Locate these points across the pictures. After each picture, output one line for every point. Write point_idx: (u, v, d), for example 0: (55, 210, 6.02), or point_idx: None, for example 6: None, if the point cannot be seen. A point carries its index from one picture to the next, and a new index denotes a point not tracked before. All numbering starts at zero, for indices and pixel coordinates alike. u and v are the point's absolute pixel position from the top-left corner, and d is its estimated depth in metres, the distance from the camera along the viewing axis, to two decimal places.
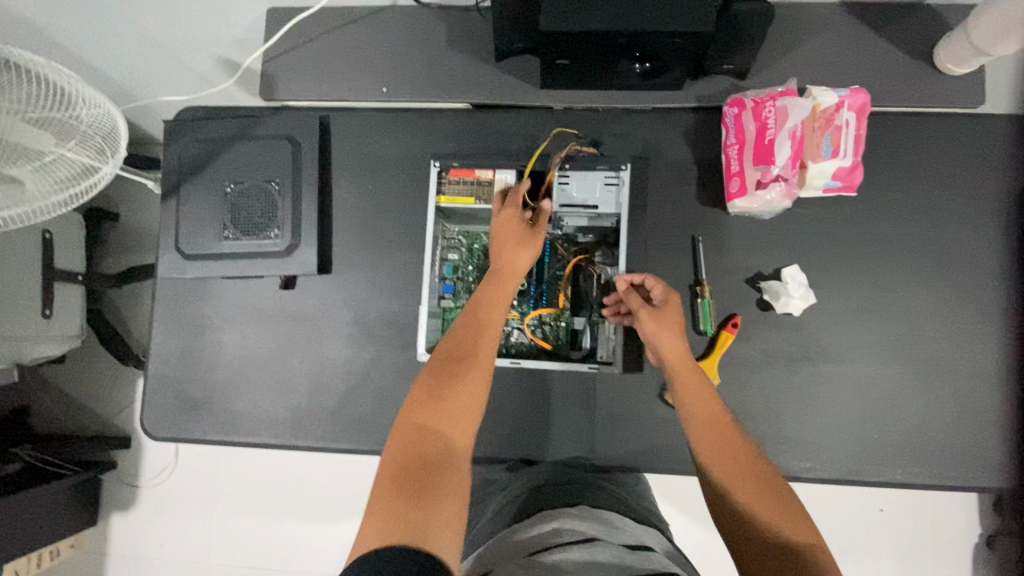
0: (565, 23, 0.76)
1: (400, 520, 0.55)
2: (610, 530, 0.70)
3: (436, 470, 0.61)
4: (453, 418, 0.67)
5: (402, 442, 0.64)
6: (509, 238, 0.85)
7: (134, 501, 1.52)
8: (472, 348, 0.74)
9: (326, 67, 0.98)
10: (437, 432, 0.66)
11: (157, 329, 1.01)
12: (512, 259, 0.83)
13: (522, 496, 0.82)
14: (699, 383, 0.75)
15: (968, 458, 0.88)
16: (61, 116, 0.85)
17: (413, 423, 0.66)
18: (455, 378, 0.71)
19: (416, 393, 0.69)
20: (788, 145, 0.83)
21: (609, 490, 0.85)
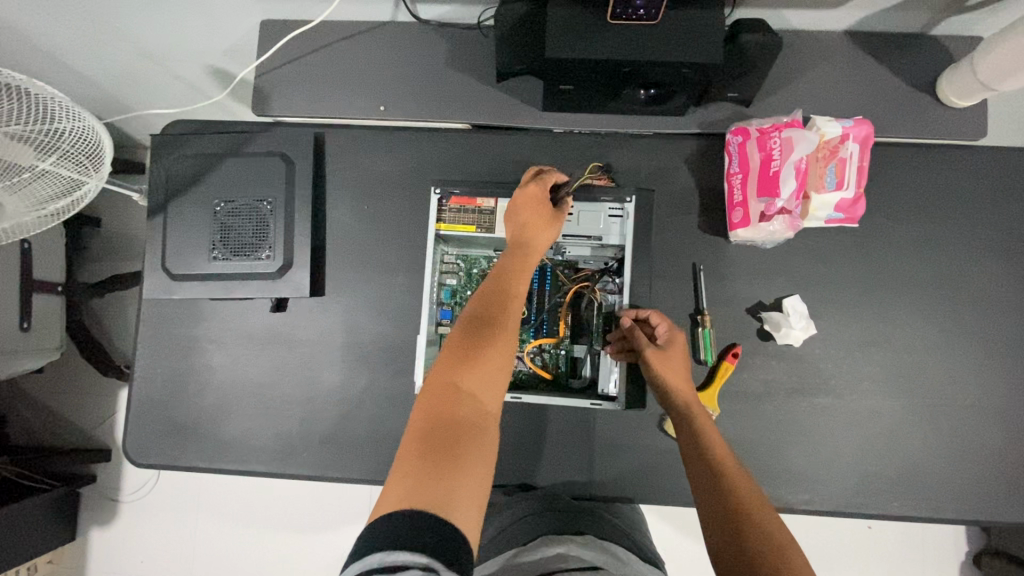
0: (571, 51, 0.74)
1: (428, 484, 0.53)
2: (611, 560, 0.67)
3: (467, 435, 0.58)
4: (483, 381, 0.64)
5: (430, 403, 0.61)
6: (536, 212, 0.81)
7: (114, 516, 1.48)
8: (500, 314, 0.70)
9: (322, 83, 0.95)
10: (467, 394, 0.62)
11: (141, 350, 0.97)
12: (537, 233, 0.80)
13: (521, 519, 0.79)
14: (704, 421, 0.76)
15: (963, 490, 0.89)
16: (42, 132, 0.81)
17: (443, 384, 0.63)
18: (487, 339, 0.67)
19: (444, 355, 0.66)
20: (793, 179, 0.84)
21: (610, 519, 0.82)
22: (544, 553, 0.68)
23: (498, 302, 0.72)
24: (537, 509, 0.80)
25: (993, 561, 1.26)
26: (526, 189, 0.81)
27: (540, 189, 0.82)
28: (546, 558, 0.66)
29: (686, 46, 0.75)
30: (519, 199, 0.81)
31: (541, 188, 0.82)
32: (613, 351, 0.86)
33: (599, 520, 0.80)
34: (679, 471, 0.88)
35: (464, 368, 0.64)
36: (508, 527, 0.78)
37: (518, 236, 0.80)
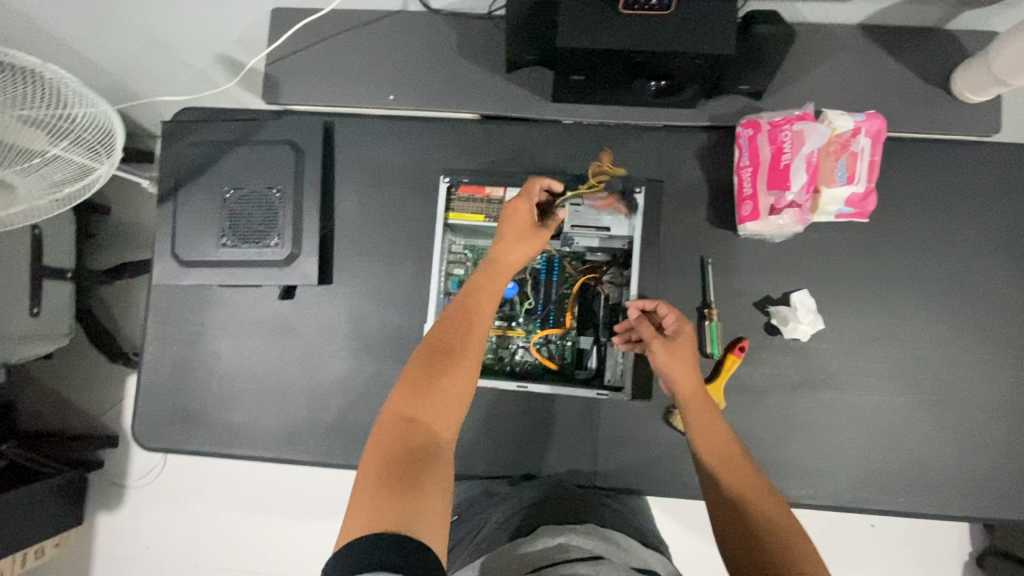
0: (583, 39, 0.73)
1: (384, 515, 0.53)
2: (613, 549, 0.67)
3: (423, 464, 0.58)
4: (440, 408, 0.64)
5: (385, 435, 0.61)
6: (513, 227, 0.78)
7: (122, 501, 1.49)
8: (461, 336, 0.70)
9: (332, 71, 0.95)
10: (421, 424, 0.62)
11: (151, 337, 0.98)
12: (512, 247, 0.77)
13: (520, 510, 0.79)
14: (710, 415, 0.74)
15: (970, 487, 0.88)
16: (55, 116, 0.81)
17: (397, 416, 0.63)
18: (444, 366, 0.67)
19: (400, 385, 0.66)
20: (804, 172, 0.83)
21: (613, 506, 0.82)
22: (547, 539, 0.67)
23: (460, 325, 0.70)
24: (533, 502, 0.80)
25: (998, 561, 1.26)
26: (513, 207, 0.79)
27: (527, 205, 0.79)
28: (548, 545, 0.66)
29: (699, 36, 0.74)
30: (505, 216, 0.79)
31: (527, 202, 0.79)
32: (621, 342, 0.85)
33: (602, 509, 0.79)
34: (685, 464, 0.89)
35: (419, 399, 0.64)
36: (511, 515, 0.78)
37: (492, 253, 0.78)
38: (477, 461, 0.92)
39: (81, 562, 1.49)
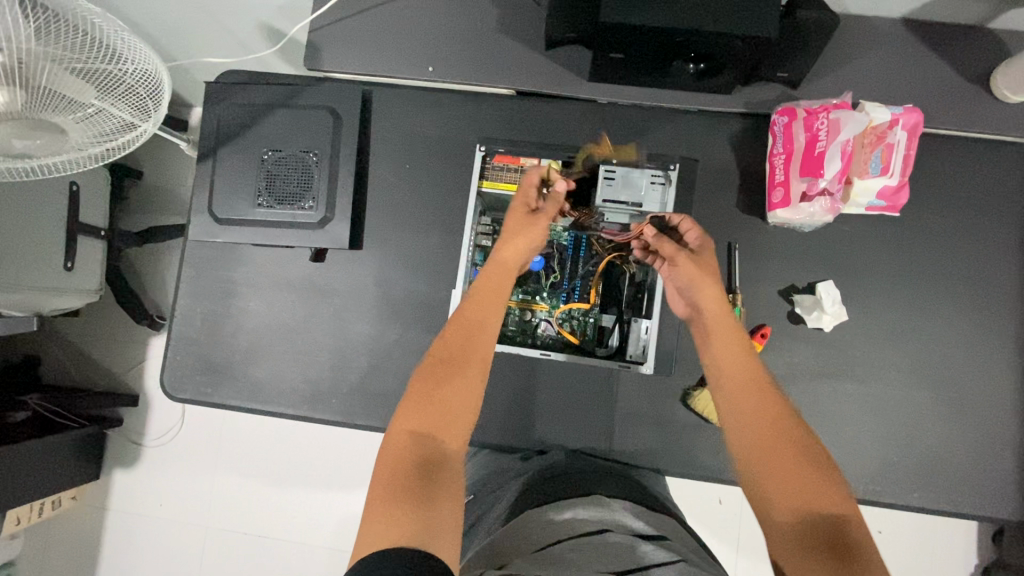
0: (625, 16, 0.74)
1: (395, 528, 0.54)
2: (629, 520, 0.67)
3: (432, 478, 0.60)
4: (446, 421, 0.66)
5: (393, 450, 0.63)
6: (510, 229, 0.81)
7: (139, 458, 1.53)
8: (466, 350, 0.71)
9: (375, 41, 0.97)
10: (428, 437, 0.64)
11: (183, 291, 1.00)
12: (510, 243, 0.80)
13: (533, 482, 0.80)
14: (733, 340, 0.72)
15: (986, 487, 0.88)
16: (109, 69, 0.82)
17: (404, 430, 0.64)
18: (448, 378, 0.68)
19: (408, 396, 0.67)
20: (838, 160, 0.84)
21: (627, 477, 0.82)
22: (557, 515, 0.68)
23: (466, 335, 0.72)
24: (543, 476, 0.80)
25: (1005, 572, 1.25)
26: (513, 205, 0.84)
27: (521, 199, 0.84)
28: (558, 520, 0.66)
29: (745, 17, 0.74)
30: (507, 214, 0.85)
31: (521, 199, 0.84)
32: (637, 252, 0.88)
33: (618, 481, 0.79)
34: (700, 445, 0.89)
35: (424, 410, 0.66)
36: (524, 489, 0.79)
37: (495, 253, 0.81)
38: (495, 432, 0.92)
39: (96, 514, 1.53)
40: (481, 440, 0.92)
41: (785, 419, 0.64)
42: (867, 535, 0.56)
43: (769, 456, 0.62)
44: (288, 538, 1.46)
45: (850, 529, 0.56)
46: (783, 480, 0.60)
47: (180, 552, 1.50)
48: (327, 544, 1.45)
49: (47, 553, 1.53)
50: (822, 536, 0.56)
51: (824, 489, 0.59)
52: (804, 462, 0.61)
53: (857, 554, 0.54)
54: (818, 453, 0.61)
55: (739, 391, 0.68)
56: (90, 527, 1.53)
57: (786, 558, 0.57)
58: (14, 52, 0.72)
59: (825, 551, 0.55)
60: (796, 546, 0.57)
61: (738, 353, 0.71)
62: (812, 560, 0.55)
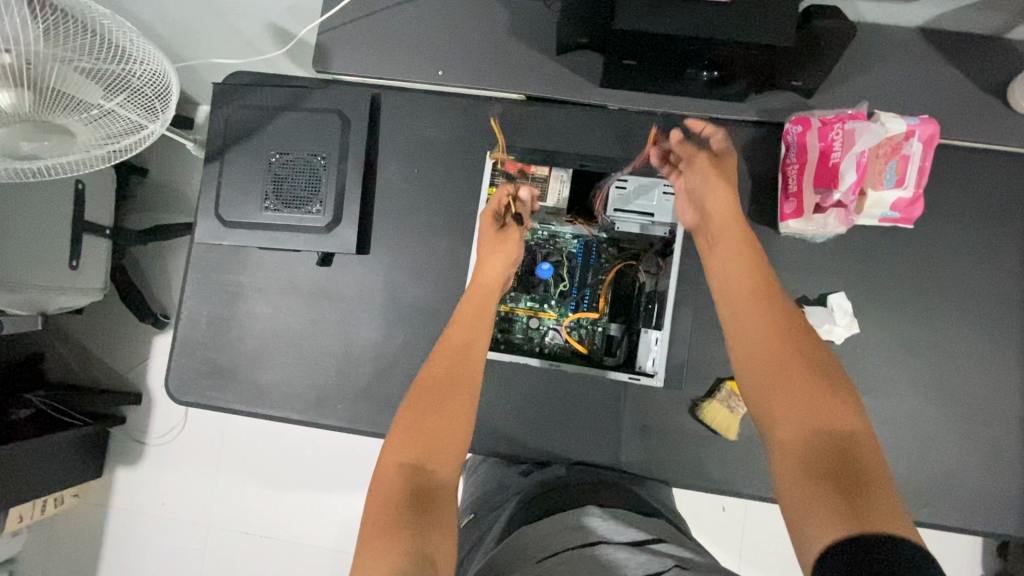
0: (640, 23, 0.73)
1: (388, 562, 0.53)
2: (623, 529, 0.65)
3: (427, 505, 0.60)
4: (437, 446, 0.66)
5: (386, 483, 0.62)
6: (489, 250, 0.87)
7: (142, 456, 1.53)
8: (455, 376, 0.73)
9: (384, 43, 0.96)
10: (420, 465, 0.64)
11: (188, 293, 1.00)
12: (490, 262, 0.86)
13: (528, 496, 0.78)
14: (739, 262, 0.76)
15: (995, 503, 0.87)
16: (116, 70, 0.81)
17: (393, 466, 0.64)
18: (437, 403, 0.70)
19: (393, 434, 0.67)
20: (853, 171, 0.82)
21: (626, 488, 0.81)
22: (555, 526, 0.67)
23: (454, 358, 0.75)
24: (537, 491, 0.79)
25: None
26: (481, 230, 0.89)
27: (488, 216, 0.90)
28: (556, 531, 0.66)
29: (761, 24, 0.73)
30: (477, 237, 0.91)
31: (488, 216, 0.89)
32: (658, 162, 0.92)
33: (620, 494, 0.78)
34: (708, 456, 0.89)
35: (415, 438, 0.66)
36: (520, 504, 0.77)
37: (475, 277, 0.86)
38: (501, 440, 0.92)
39: (99, 512, 1.53)
40: (487, 449, 0.91)
41: (799, 344, 0.66)
42: (872, 445, 0.57)
43: (777, 376, 0.64)
44: (290, 539, 1.46)
45: (853, 447, 0.57)
46: (790, 399, 0.62)
47: (181, 551, 1.49)
48: (328, 546, 1.44)
49: (49, 550, 1.53)
50: (825, 452, 0.57)
51: (833, 409, 0.60)
52: (813, 383, 0.62)
53: (859, 469, 0.55)
54: (828, 374, 0.63)
55: (744, 311, 0.71)
56: (92, 525, 1.53)
57: (784, 471, 0.58)
58: (21, 53, 0.71)
59: (827, 467, 0.56)
60: (795, 461, 0.58)
61: (744, 273, 0.74)
62: (811, 476, 0.56)
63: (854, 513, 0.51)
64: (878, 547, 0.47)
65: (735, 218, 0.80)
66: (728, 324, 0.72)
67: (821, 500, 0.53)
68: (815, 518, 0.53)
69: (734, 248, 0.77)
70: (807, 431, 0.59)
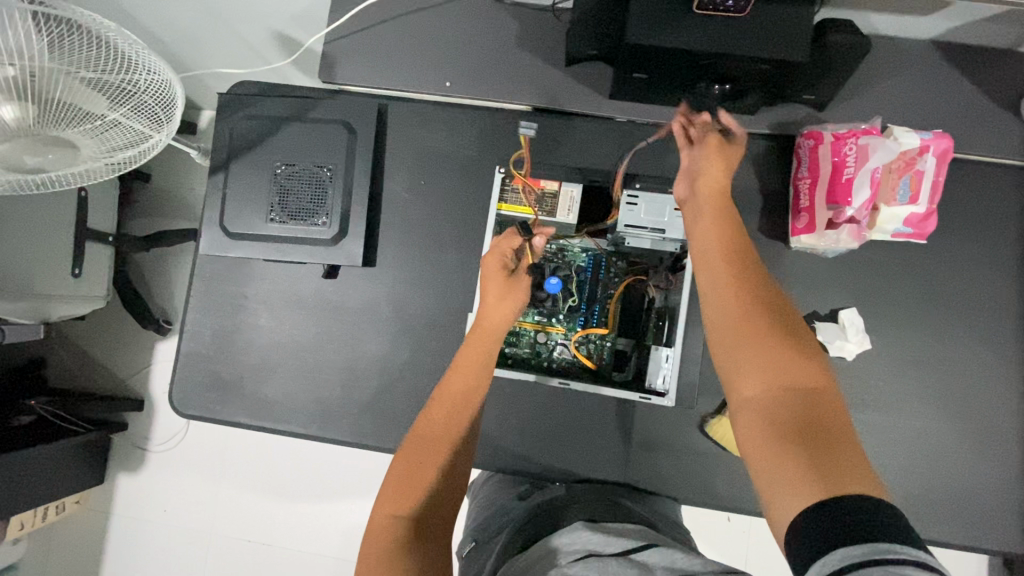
0: (652, 37, 0.72)
1: None
2: (613, 540, 0.63)
3: (418, 557, 0.58)
4: (433, 497, 0.64)
5: (378, 535, 0.60)
6: (495, 292, 0.81)
7: (143, 464, 1.52)
8: (452, 423, 0.71)
9: (391, 53, 0.95)
10: (413, 517, 0.62)
11: (193, 305, 0.99)
12: (498, 310, 0.80)
13: (526, 522, 0.76)
14: (716, 218, 0.69)
15: (1007, 522, 0.87)
16: (120, 80, 0.80)
17: (387, 514, 0.62)
18: (435, 453, 0.68)
19: (389, 479, 0.65)
20: (866, 188, 0.82)
21: (624, 504, 0.79)
22: (550, 544, 0.65)
23: (454, 406, 0.72)
24: (532, 517, 0.77)
25: None
26: (487, 267, 0.83)
27: (495, 257, 0.83)
28: (552, 547, 0.63)
29: (776, 40, 0.72)
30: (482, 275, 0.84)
31: (496, 258, 0.83)
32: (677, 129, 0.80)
33: (614, 509, 0.75)
34: (717, 472, 0.88)
35: (409, 489, 0.64)
36: (517, 531, 0.75)
37: (482, 318, 0.80)
38: (507, 456, 0.91)
39: (100, 519, 1.52)
40: (493, 464, 0.90)
41: (776, 308, 0.61)
42: (841, 412, 0.54)
43: (745, 331, 0.59)
44: (292, 547, 1.45)
45: (821, 409, 0.54)
46: (758, 357, 0.57)
47: (182, 559, 1.49)
48: (331, 556, 1.43)
49: (51, 557, 1.52)
50: (793, 414, 0.54)
51: (803, 375, 0.56)
52: (782, 338, 0.58)
53: (827, 435, 0.51)
54: (800, 341, 0.58)
55: (719, 270, 0.65)
56: (94, 532, 1.52)
57: (750, 435, 0.54)
58: (24, 66, 0.70)
59: (797, 430, 0.52)
60: (762, 424, 0.54)
61: (721, 231, 0.68)
62: (780, 440, 0.52)
63: (825, 478, 0.48)
64: (847, 510, 0.45)
65: (718, 184, 0.72)
66: (703, 282, 0.66)
67: (792, 466, 0.50)
68: (784, 491, 0.49)
69: (713, 208, 0.70)
70: (775, 391, 0.55)
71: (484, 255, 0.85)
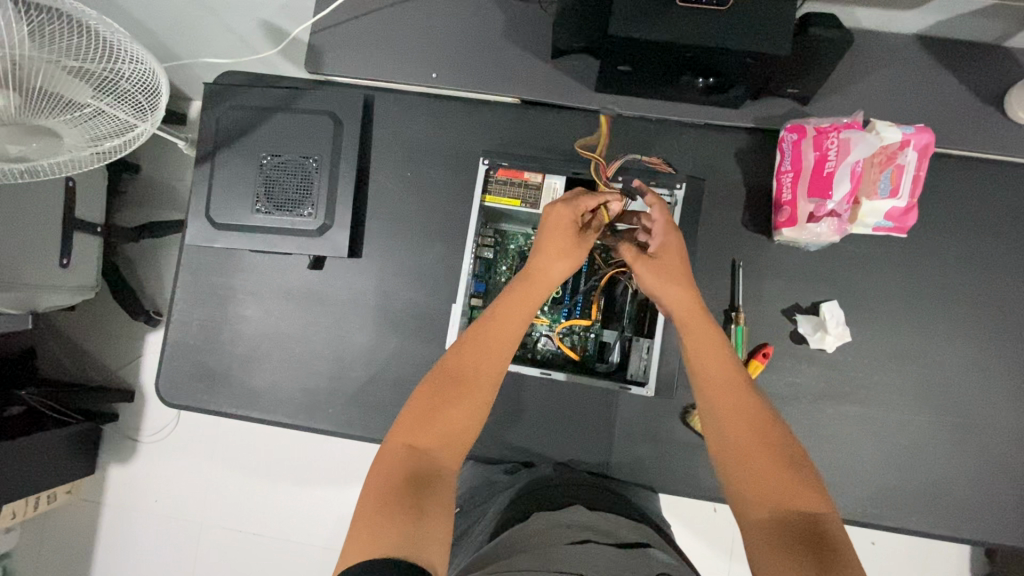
0: (634, 29, 0.72)
1: (380, 537, 0.52)
2: (609, 529, 0.64)
3: (425, 488, 0.59)
4: (446, 437, 0.65)
5: (387, 461, 0.61)
6: (557, 242, 0.77)
7: (134, 454, 1.52)
8: (472, 370, 0.70)
9: (377, 45, 0.95)
10: (424, 452, 0.63)
11: (179, 296, 0.99)
12: (554, 267, 0.77)
13: (519, 491, 0.76)
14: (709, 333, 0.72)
15: (982, 511, 0.88)
16: (104, 70, 0.79)
17: (401, 444, 0.63)
18: (454, 397, 0.67)
19: (407, 410, 0.66)
20: (847, 181, 0.83)
21: (612, 491, 0.78)
22: (546, 518, 0.65)
23: (477, 356, 0.71)
24: (525, 489, 0.77)
25: None
26: (554, 213, 0.77)
27: (570, 212, 0.76)
28: (547, 525, 0.64)
29: (762, 36, 0.73)
30: (546, 222, 0.78)
31: (571, 213, 0.76)
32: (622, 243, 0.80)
33: (602, 492, 0.76)
34: (699, 462, 0.89)
35: (423, 426, 0.65)
36: (509, 500, 0.75)
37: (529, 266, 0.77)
38: (492, 445, 0.92)
39: (92, 509, 1.53)
40: (479, 453, 0.92)
41: (771, 428, 0.64)
42: (840, 528, 0.56)
43: (745, 453, 0.62)
44: (283, 538, 1.46)
45: (819, 521, 0.56)
46: (759, 477, 0.60)
47: (174, 548, 1.49)
48: (321, 543, 1.45)
49: (43, 547, 1.53)
50: (795, 526, 0.56)
51: (802, 488, 0.59)
52: (779, 459, 0.61)
53: (826, 543, 0.54)
54: (794, 457, 0.61)
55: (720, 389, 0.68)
56: (85, 521, 1.53)
57: (755, 545, 0.57)
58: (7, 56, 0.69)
59: (794, 539, 0.55)
60: (768, 533, 0.56)
61: (718, 349, 0.70)
62: (782, 548, 0.54)
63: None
64: None
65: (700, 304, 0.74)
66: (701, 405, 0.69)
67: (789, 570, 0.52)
68: None
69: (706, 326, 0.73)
70: (776, 507, 0.58)
71: (555, 201, 0.78)
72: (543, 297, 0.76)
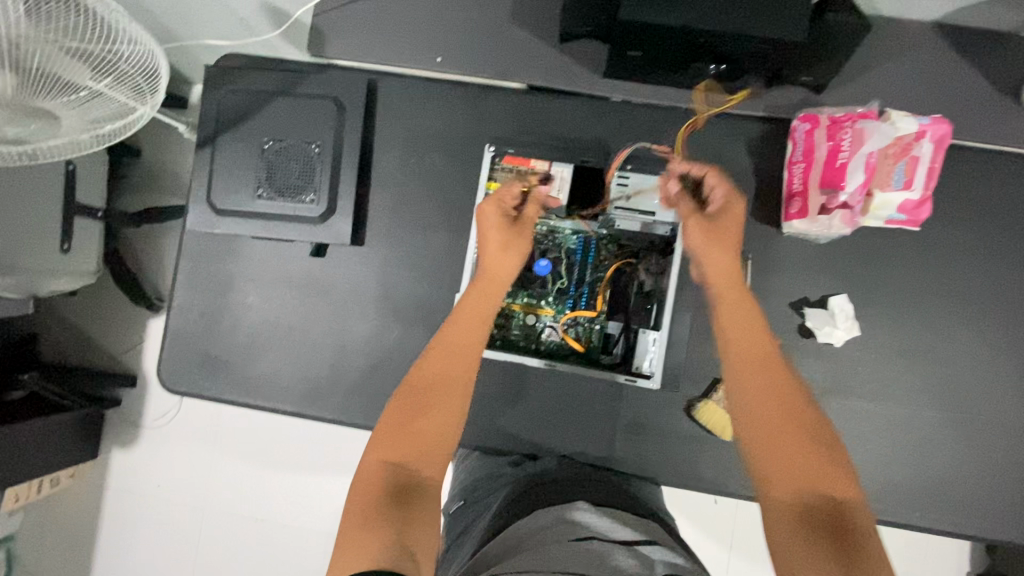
0: (644, 15, 0.71)
1: (361, 554, 0.53)
2: (613, 526, 0.63)
3: (409, 499, 0.59)
4: (423, 446, 0.64)
5: (367, 477, 0.61)
6: (495, 238, 0.78)
7: (136, 439, 1.52)
8: (442, 376, 0.68)
9: (385, 28, 0.96)
10: (401, 464, 0.62)
11: (180, 283, 0.98)
12: (502, 264, 0.76)
13: (522, 487, 0.76)
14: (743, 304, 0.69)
15: (988, 508, 0.87)
16: (102, 50, 0.78)
17: (377, 459, 0.62)
18: (423, 405, 0.66)
19: (382, 424, 0.65)
20: (861, 172, 0.81)
21: (616, 485, 0.77)
22: (548, 516, 0.65)
23: (447, 361, 0.69)
24: (528, 484, 0.76)
25: None
26: (482, 212, 0.79)
27: (495, 205, 0.79)
28: (550, 522, 0.63)
29: (774, 20, 0.70)
30: (478, 223, 0.80)
31: (495, 207, 0.79)
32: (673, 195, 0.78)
33: (605, 487, 0.75)
34: (702, 456, 0.89)
35: (398, 438, 0.64)
36: (512, 495, 0.75)
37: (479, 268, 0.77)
38: (495, 436, 0.91)
39: (95, 494, 1.53)
40: (481, 444, 0.91)
41: (804, 411, 0.62)
42: (865, 514, 0.56)
43: (776, 435, 0.60)
44: (285, 524, 1.46)
45: (844, 510, 0.56)
46: (789, 461, 0.59)
47: (177, 533, 1.50)
48: (324, 529, 1.46)
49: (46, 532, 1.54)
50: (820, 513, 0.56)
51: (831, 475, 0.58)
52: (811, 442, 0.60)
53: (851, 533, 0.54)
54: (825, 440, 0.60)
55: (751, 368, 0.65)
56: (88, 506, 1.53)
57: (778, 526, 0.56)
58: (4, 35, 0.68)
59: (820, 526, 0.55)
60: (795, 517, 0.56)
61: (752, 323, 0.68)
62: (806, 534, 0.55)
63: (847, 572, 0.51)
64: None
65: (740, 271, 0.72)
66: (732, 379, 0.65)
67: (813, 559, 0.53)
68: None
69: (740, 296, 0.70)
70: (804, 491, 0.57)
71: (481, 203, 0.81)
72: (499, 297, 0.76)
